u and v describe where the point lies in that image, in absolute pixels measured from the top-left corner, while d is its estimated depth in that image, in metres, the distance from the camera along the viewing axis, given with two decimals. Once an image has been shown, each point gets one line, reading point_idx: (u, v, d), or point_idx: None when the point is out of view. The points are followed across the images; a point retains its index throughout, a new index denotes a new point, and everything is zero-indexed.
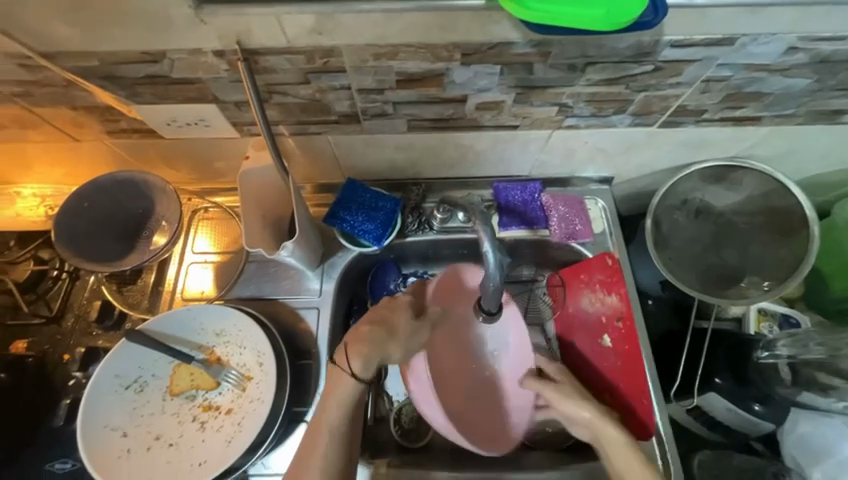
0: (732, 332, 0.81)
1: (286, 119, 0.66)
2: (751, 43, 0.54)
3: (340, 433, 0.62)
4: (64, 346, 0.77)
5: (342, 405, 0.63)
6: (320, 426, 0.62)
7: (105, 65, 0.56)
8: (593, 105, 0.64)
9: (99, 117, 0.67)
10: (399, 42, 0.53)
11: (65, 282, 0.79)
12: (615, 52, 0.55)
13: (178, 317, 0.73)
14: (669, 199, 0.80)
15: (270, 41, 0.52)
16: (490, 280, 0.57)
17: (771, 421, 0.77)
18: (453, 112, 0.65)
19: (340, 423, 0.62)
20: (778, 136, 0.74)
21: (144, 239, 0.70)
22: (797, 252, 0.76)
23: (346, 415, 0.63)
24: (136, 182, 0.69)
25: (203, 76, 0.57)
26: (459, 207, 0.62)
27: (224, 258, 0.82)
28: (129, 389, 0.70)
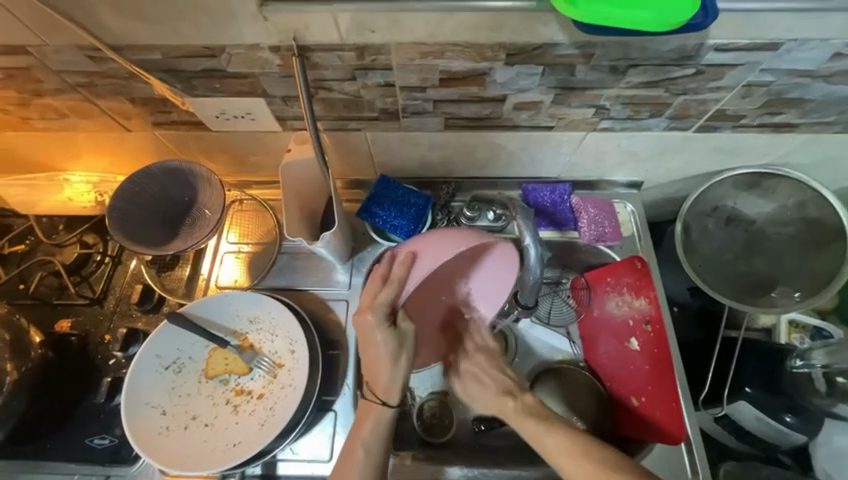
0: (761, 341, 0.80)
1: (328, 115, 0.69)
2: (796, 49, 0.54)
3: (378, 450, 0.64)
4: (105, 327, 0.80)
5: (371, 438, 0.64)
6: (350, 458, 0.63)
7: (167, 58, 0.59)
8: (631, 108, 0.65)
9: (153, 109, 0.70)
10: (447, 41, 0.55)
11: (108, 266, 0.83)
12: (658, 55, 0.56)
13: (217, 304, 0.75)
14: (700, 205, 0.80)
15: (323, 38, 0.55)
16: (532, 273, 0.62)
17: (801, 433, 0.76)
18: (491, 111, 0.66)
19: (377, 442, 0.64)
20: (815, 145, 0.73)
21: (186, 227, 0.73)
22: (831, 263, 0.75)
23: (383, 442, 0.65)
24: (183, 172, 0.73)
25: (256, 71, 0.60)
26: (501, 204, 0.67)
27: (257, 248, 0.84)
28: (168, 370, 0.73)
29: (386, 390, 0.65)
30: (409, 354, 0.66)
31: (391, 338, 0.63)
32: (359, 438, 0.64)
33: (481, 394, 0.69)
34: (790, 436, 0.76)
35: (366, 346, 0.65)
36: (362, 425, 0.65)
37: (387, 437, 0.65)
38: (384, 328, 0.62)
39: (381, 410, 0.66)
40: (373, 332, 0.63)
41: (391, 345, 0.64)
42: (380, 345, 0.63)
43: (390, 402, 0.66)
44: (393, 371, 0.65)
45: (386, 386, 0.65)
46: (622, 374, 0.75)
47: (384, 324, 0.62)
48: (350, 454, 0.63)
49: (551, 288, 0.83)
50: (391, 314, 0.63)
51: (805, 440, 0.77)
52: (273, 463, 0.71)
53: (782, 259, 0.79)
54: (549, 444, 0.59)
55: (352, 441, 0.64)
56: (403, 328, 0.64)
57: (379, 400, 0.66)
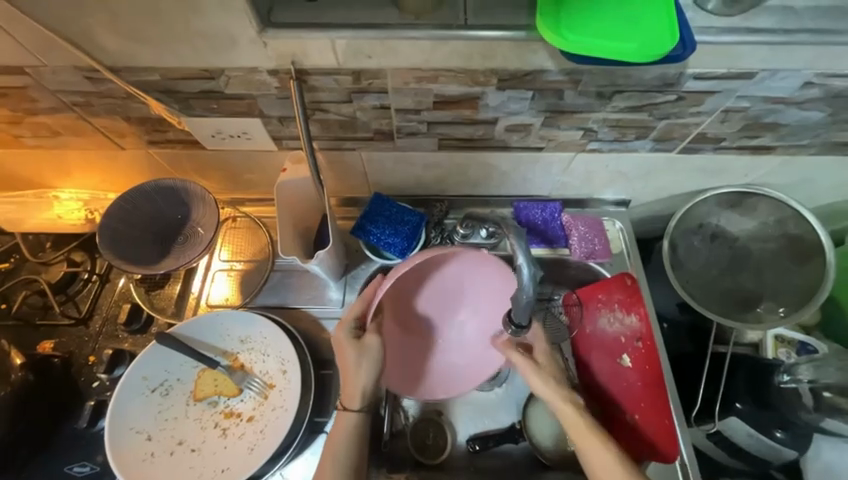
0: (748, 356, 0.81)
1: (323, 135, 0.70)
2: (770, 78, 0.57)
3: (349, 463, 0.63)
4: (90, 348, 0.78)
5: (342, 449, 0.64)
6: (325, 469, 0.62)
7: (165, 79, 0.60)
8: (617, 131, 0.68)
9: (149, 128, 0.71)
10: (441, 67, 0.57)
11: (95, 285, 0.81)
12: (642, 82, 0.58)
13: (207, 323, 0.74)
14: (686, 223, 0.82)
15: (321, 62, 0.57)
16: (524, 293, 0.59)
17: (793, 448, 0.77)
18: (483, 133, 0.68)
19: (349, 455, 0.64)
20: (791, 166, 0.77)
21: (178, 245, 0.72)
22: (812, 279, 0.77)
23: (355, 455, 0.64)
24: (177, 190, 0.73)
25: (254, 92, 0.62)
26: (489, 221, 0.66)
27: (249, 266, 0.84)
28: (155, 393, 0.71)
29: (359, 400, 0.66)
30: (375, 364, 0.66)
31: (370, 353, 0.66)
32: (332, 448, 0.64)
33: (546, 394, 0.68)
34: (782, 451, 0.78)
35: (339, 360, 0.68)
36: (334, 433, 0.65)
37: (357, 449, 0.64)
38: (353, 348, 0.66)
39: (347, 418, 0.65)
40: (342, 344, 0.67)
41: (356, 355, 0.66)
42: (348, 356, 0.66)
43: (359, 410, 0.65)
44: (364, 380, 0.66)
45: (358, 397, 0.65)
46: (614, 393, 0.74)
47: (355, 344, 0.66)
48: (326, 464, 0.63)
49: (544, 304, 0.82)
50: (367, 335, 0.67)
51: (796, 455, 0.78)
52: None
53: (766, 275, 0.81)
54: (594, 462, 0.62)
55: (330, 452, 0.64)
56: (370, 343, 0.67)
57: (345, 406, 0.66)
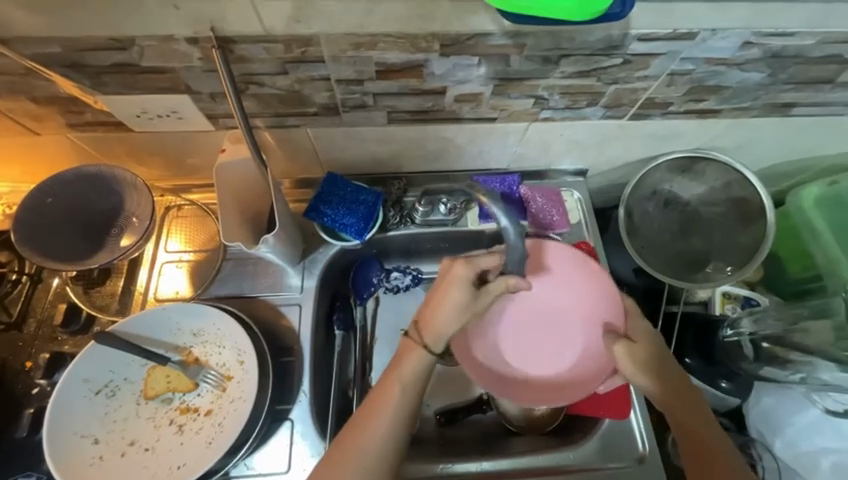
0: (697, 314, 0.85)
1: (263, 112, 0.65)
2: (710, 38, 0.57)
3: (402, 413, 0.57)
4: (26, 354, 0.72)
5: (382, 417, 0.57)
6: (351, 441, 0.56)
7: (69, 51, 0.53)
8: (568, 98, 0.67)
9: (63, 109, 0.64)
10: (378, 32, 0.53)
11: (26, 286, 0.75)
12: (586, 45, 0.57)
13: (153, 318, 0.70)
14: (640, 190, 0.84)
15: (246, 29, 0.52)
16: (514, 250, 0.57)
17: (736, 396, 0.83)
18: (433, 104, 0.66)
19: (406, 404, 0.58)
20: (737, 129, 0.78)
21: (112, 238, 0.67)
22: (754, 238, 0.81)
23: (388, 430, 0.57)
24: (103, 178, 0.67)
25: (175, 65, 0.56)
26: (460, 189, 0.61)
27: (199, 256, 0.79)
28: (100, 394, 0.67)
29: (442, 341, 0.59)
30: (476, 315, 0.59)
31: (481, 305, 0.58)
32: (391, 392, 0.58)
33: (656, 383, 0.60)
34: (726, 399, 0.83)
35: (439, 304, 0.58)
36: (399, 369, 0.59)
37: (395, 425, 0.57)
38: (467, 288, 0.57)
39: (423, 355, 0.59)
40: (458, 295, 0.57)
41: (466, 303, 0.57)
42: (452, 302, 0.57)
43: (435, 351, 0.59)
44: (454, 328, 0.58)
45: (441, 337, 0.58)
46: None
47: (473, 280, 0.58)
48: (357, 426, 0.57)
49: None
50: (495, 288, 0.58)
51: (739, 401, 0.83)
52: None
53: (715, 236, 0.84)
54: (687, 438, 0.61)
55: (369, 409, 0.58)
56: (491, 289, 0.58)
57: (424, 343, 0.59)
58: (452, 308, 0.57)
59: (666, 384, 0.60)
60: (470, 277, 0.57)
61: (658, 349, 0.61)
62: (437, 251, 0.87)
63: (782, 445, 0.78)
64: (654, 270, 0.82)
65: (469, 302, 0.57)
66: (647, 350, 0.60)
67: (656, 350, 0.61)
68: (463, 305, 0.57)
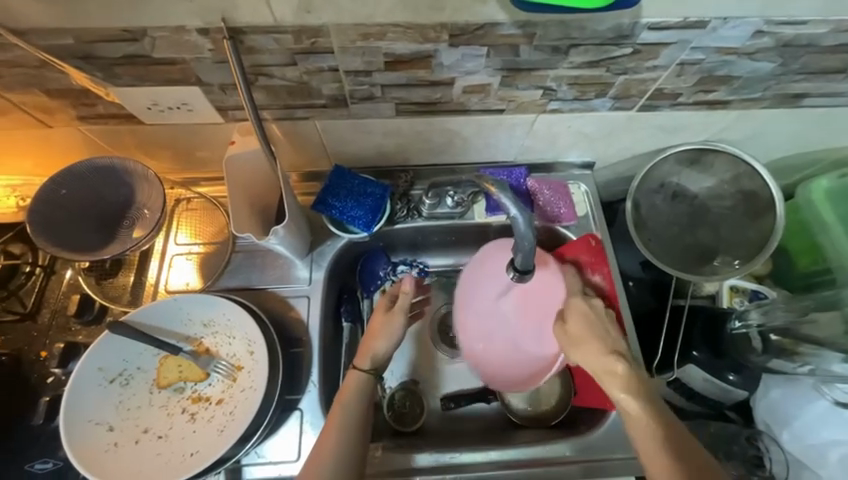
0: (706, 307, 0.85)
1: (272, 104, 0.66)
2: (721, 27, 0.57)
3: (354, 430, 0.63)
4: (41, 343, 0.73)
5: (344, 423, 0.63)
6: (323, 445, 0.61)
7: (81, 43, 0.54)
8: (576, 88, 0.66)
9: (75, 102, 0.64)
10: (388, 22, 0.53)
11: (40, 277, 0.76)
12: (596, 34, 0.57)
13: (165, 309, 0.71)
14: (648, 183, 0.84)
15: (256, 19, 0.52)
16: (523, 240, 0.57)
17: (742, 389, 0.81)
18: (441, 95, 0.66)
19: (354, 420, 0.64)
20: (747, 120, 0.78)
21: (123, 229, 0.68)
22: (763, 231, 0.80)
23: (349, 430, 0.62)
24: (115, 170, 0.67)
25: (186, 57, 0.56)
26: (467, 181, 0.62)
27: (209, 248, 0.80)
28: (114, 383, 0.68)
29: (374, 361, 0.70)
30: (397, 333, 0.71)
31: (399, 325, 0.71)
32: (340, 407, 0.64)
33: (594, 361, 0.65)
34: (733, 392, 0.82)
35: (369, 332, 0.72)
36: (343, 392, 0.66)
37: (354, 432, 0.63)
38: (382, 314, 0.72)
39: (355, 376, 0.68)
40: (380, 320, 0.72)
41: (384, 322, 0.72)
42: (377, 325, 0.72)
43: (369, 370, 0.68)
44: (383, 347, 0.70)
45: (372, 358, 0.70)
46: None
47: (387, 307, 0.74)
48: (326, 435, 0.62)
49: None
50: (396, 310, 0.73)
51: (746, 395, 0.82)
52: (237, 469, 0.69)
53: (723, 229, 0.84)
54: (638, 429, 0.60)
55: (331, 420, 0.63)
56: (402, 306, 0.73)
57: (355, 364, 0.69)
58: (377, 329, 0.71)
59: (600, 362, 0.65)
60: (387, 304, 0.74)
61: (594, 322, 0.67)
62: (443, 244, 0.88)
63: (789, 437, 0.79)
64: (662, 263, 0.82)
65: (386, 323, 0.72)
66: (580, 324, 0.67)
67: (593, 325, 0.67)
68: (382, 326, 0.71)
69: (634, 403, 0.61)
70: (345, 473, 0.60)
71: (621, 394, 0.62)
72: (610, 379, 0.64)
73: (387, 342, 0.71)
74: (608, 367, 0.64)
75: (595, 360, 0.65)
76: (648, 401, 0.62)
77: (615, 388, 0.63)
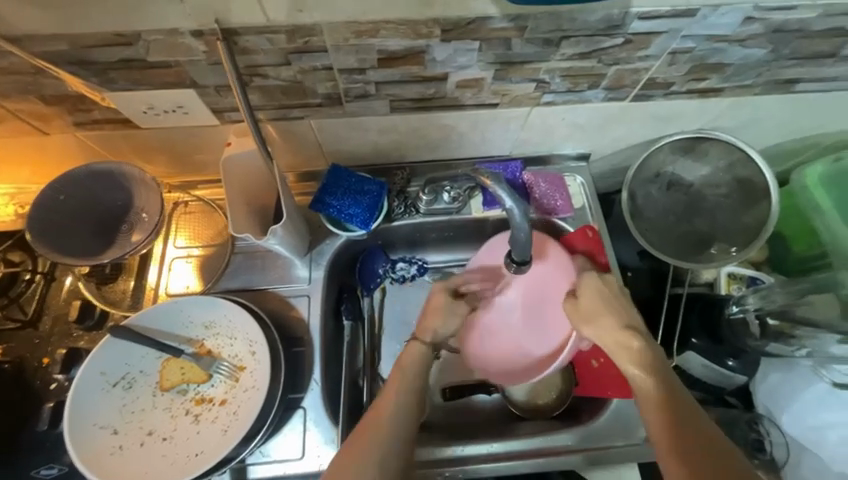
0: (704, 294, 0.85)
1: (267, 104, 0.66)
2: (711, 15, 0.57)
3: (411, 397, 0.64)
4: (43, 350, 0.74)
5: (410, 385, 0.65)
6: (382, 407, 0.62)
7: (76, 49, 0.54)
8: (569, 80, 0.67)
9: (71, 107, 0.64)
10: (380, 19, 0.53)
11: (40, 284, 0.77)
12: (587, 25, 0.57)
13: (167, 311, 0.72)
14: (643, 173, 0.84)
15: (249, 19, 0.52)
16: (519, 231, 0.59)
17: (743, 375, 0.81)
18: (435, 91, 0.66)
19: (412, 392, 0.65)
20: (739, 108, 0.78)
21: (123, 233, 0.68)
22: (759, 217, 0.81)
23: (415, 388, 0.65)
24: (113, 175, 0.68)
25: (180, 59, 0.56)
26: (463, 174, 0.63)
27: (208, 251, 0.80)
28: (117, 387, 0.69)
29: (435, 337, 0.70)
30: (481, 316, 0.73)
31: (464, 307, 0.72)
32: (401, 383, 0.65)
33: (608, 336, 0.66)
34: (733, 378, 0.82)
35: (431, 312, 0.71)
36: (405, 362, 0.68)
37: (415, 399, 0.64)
38: (447, 296, 0.71)
39: (419, 350, 0.69)
40: (444, 302, 0.71)
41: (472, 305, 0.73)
42: (443, 307, 0.71)
43: (428, 345, 0.70)
44: (444, 328, 0.71)
45: (432, 336, 0.70)
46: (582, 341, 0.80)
47: (449, 292, 0.72)
48: (379, 409, 0.62)
49: None
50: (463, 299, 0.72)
51: (746, 380, 0.82)
52: (243, 468, 0.69)
53: (719, 217, 0.85)
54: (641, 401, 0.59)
55: (398, 379, 0.66)
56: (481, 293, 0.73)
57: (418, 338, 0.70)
58: (440, 310, 0.71)
59: (612, 338, 0.66)
60: (448, 289, 0.72)
61: (604, 296, 0.69)
62: (442, 240, 0.88)
63: (789, 420, 0.79)
64: (659, 252, 0.83)
65: (452, 304, 0.71)
66: (591, 296, 0.69)
67: (606, 300, 0.69)
68: (450, 308, 0.71)
69: (647, 380, 0.60)
70: (403, 447, 0.59)
71: (632, 367, 0.62)
72: (625, 355, 0.63)
73: (448, 323, 0.71)
74: (617, 340, 0.65)
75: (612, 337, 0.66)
76: (665, 382, 0.59)
77: (627, 363, 0.62)
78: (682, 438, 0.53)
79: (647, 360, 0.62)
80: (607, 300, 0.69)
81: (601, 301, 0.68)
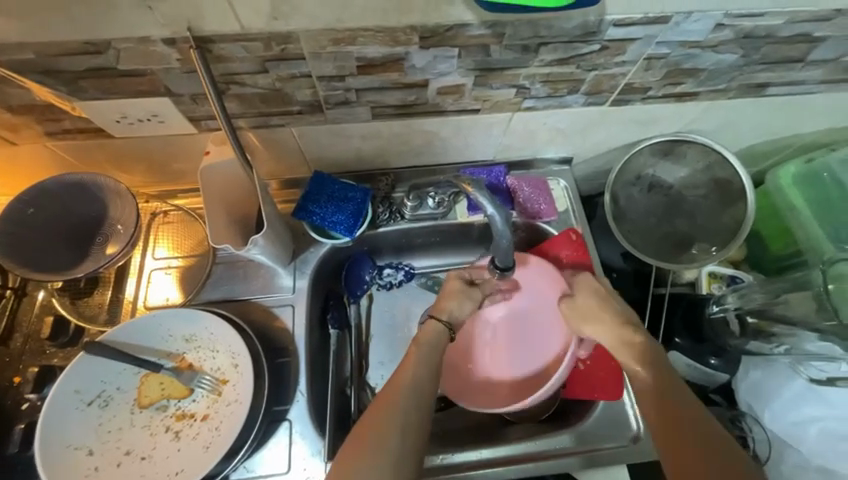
0: (686, 293, 0.87)
1: (246, 112, 0.65)
2: (683, 22, 0.58)
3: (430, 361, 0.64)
4: (14, 369, 0.71)
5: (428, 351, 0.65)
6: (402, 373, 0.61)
7: (43, 57, 0.53)
8: (549, 86, 0.68)
9: (39, 117, 0.62)
10: (357, 26, 0.53)
11: (10, 300, 0.73)
12: (564, 32, 0.58)
13: (145, 326, 0.70)
14: (624, 176, 0.85)
15: (223, 27, 0.51)
16: (502, 238, 0.60)
17: (724, 372, 0.83)
18: (416, 98, 0.66)
19: (431, 357, 0.65)
20: (715, 111, 0.80)
21: (97, 246, 0.66)
22: (737, 217, 0.83)
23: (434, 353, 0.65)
24: (85, 186, 0.66)
25: (153, 67, 0.55)
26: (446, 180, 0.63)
27: (189, 261, 0.78)
28: (93, 405, 0.66)
29: (452, 317, 0.72)
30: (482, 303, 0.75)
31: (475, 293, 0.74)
32: (419, 346, 0.66)
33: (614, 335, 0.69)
34: (716, 375, 0.84)
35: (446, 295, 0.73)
36: (423, 334, 0.68)
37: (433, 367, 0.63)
38: (463, 282, 0.74)
39: (437, 325, 0.69)
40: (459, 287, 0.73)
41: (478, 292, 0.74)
42: (458, 291, 0.73)
43: (446, 324, 0.70)
44: (459, 309, 0.72)
45: (449, 316, 0.71)
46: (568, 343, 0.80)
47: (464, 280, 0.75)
48: (406, 366, 0.62)
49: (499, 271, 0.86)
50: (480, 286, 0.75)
51: (728, 377, 0.84)
52: None
53: (699, 217, 0.86)
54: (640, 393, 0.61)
55: (419, 345, 0.66)
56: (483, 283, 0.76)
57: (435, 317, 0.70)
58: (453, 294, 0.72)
59: (616, 335, 0.68)
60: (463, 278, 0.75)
61: (604, 296, 0.72)
62: (428, 245, 0.88)
63: (771, 416, 0.80)
64: (642, 253, 0.84)
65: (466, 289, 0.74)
66: (588, 295, 0.73)
67: (602, 300, 0.72)
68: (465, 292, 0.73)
69: (644, 373, 0.62)
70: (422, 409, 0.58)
71: (633, 362, 0.64)
72: (626, 350, 0.66)
73: (462, 306, 0.72)
74: (619, 336, 0.68)
75: (618, 332, 0.68)
76: (661, 374, 0.61)
77: (631, 359, 0.65)
78: (679, 425, 0.54)
79: (650, 352, 0.64)
80: (605, 299, 0.72)
81: (600, 302, 0.72)
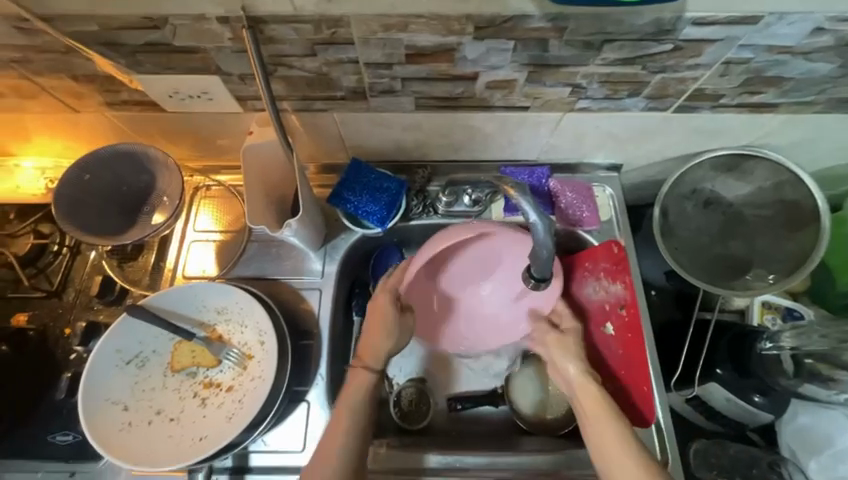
0: (734, 324, 0.80)
1: (291, 95, 0.65)
2: (776, 23, 0.52)
3: (358, 430, 0.62)
4: (65, 321, 0.76)
5: (357, 406, 0.64)
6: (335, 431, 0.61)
7: (105, 30, 0.54)
8: (608, 87, 0.62)
9: (99, 87, 0.65)
10: (410, 13, 0.51)
11: (66, 257, 0.79)
12: (634, 29, 0.53)
13: (181, 295, 0.72)
14: (679, 189, 0.78)
15: (276, 8, 0.51)
16: (542, 247, 0.57)
17: (768, 412, 0.78)
18: (463, 90, 0.63)
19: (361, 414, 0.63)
20: (795, 126, 0.71)
21: (144, 215, 0.69)
22: (805, 246, 0.74)
23: (363, 412, 0.63)
24: (137, 157, 0.69)
25: (206, 45, 0.56)
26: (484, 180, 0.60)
27: (227, 236, 0.81)
28: (130, 364, 0.71)
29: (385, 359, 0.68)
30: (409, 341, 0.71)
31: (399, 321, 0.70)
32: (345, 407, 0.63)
33: (584, 388, 0.65)
34: (758, 414, 0.78)
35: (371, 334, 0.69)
36: (348, 392, 0.65)
37: (362, 430, 0.63)
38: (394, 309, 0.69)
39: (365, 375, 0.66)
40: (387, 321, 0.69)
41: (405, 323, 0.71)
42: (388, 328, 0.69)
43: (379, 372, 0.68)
44: (386, 345, 0.68)
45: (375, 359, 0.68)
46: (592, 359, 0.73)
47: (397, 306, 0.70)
48: (337, 425, 0.62)
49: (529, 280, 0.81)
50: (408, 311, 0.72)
51: (771, 418, 0.78)
52: (245, 455, 0.70)
53: (759, 242, 0.78)
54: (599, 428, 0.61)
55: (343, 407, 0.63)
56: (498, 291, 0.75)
57: (367, 365, 0.67)
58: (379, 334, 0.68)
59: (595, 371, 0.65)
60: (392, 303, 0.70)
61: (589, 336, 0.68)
62: None
63: (816, 467, 0.73)
64: (690, 276, 0.76)
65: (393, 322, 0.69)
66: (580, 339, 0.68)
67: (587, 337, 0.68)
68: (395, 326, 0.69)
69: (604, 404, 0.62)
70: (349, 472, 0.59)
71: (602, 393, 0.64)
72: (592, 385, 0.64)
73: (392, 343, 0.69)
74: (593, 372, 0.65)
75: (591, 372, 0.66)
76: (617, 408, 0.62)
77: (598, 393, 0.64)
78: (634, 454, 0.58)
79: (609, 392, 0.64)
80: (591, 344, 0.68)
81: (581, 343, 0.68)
